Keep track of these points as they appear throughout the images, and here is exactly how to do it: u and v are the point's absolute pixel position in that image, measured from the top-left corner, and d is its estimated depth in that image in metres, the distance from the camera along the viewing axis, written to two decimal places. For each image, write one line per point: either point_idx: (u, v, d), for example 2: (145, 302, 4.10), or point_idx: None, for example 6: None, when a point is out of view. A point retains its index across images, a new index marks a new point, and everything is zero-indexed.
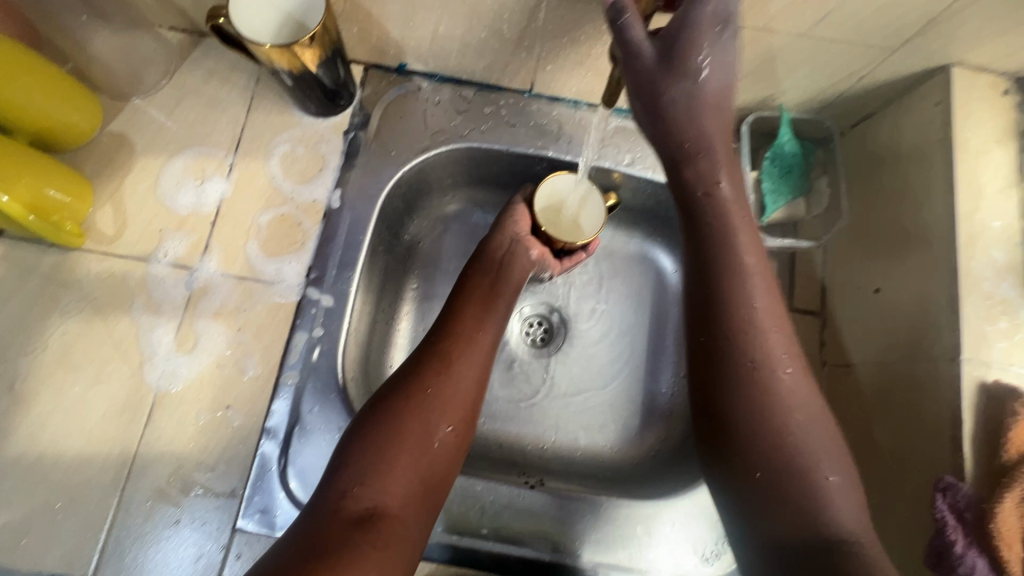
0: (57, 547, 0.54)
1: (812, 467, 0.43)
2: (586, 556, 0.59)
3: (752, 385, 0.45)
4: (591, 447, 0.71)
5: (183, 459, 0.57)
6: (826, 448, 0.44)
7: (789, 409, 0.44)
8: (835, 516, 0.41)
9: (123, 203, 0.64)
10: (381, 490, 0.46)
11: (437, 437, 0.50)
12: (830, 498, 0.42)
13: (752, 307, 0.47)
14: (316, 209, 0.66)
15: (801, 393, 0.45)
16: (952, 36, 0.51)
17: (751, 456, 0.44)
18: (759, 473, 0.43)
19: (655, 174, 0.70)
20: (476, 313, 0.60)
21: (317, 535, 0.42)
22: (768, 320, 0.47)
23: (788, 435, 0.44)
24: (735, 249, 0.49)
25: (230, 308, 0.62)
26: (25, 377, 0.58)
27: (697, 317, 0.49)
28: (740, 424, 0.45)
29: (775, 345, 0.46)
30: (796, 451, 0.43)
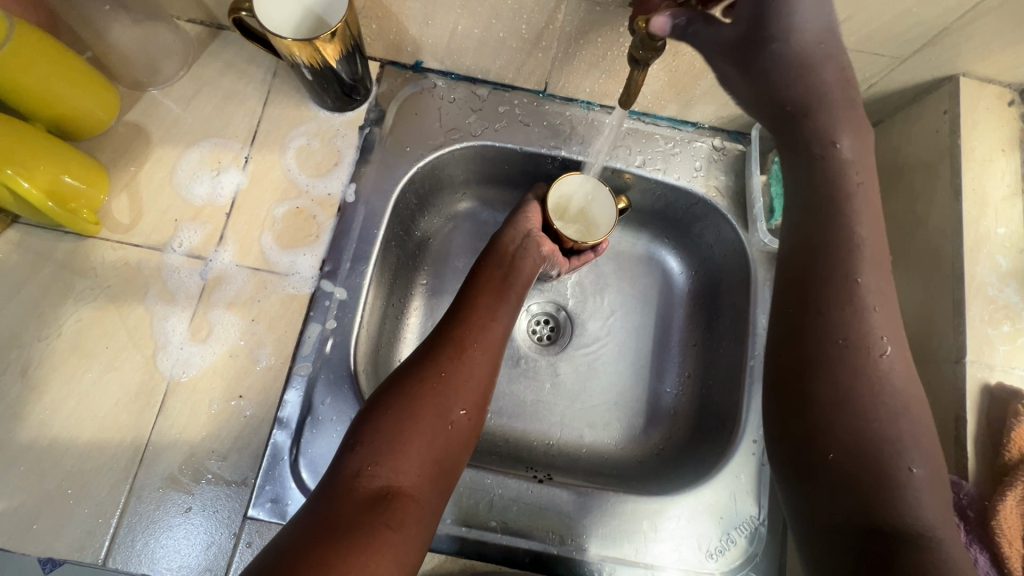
0: (67, 533, 0.55)
1: (893, 456, 0.42)
2: (592, 550, 0.60)
3: (844, 365, 0.44)
4: (596, 444, 0.72)
5: (195, 447, 0.58)
6: (915, 439, 0.43)
7: (881, 394, 0.44)
8: (915, 507, 0.41)
9: (138, 192, 0.65)
10: (394, 470, 0.47)
11: (451, 420, 0.51)
12: (910, 489, 0.41)
13: (859, 286, 0.45)
14: (331, 202, 0.66)
15: (895, 378, 0.44)
16: (962, 46, 0.53)
17: (831, 436, 0.44)
18: (833, 454, 0.43)
19: (665, 176, 0.71)
20: (489, 302, 0.61)
21: (331, 511, 0.43)
22: (875, 299, 0.46)
23: (870, 419, 0.43)
24: (848, 222, 0.47)
25: (244, 298, 0.62)
26: (38, 362, 0.59)
27: (797, 291, 0.48)
28: (822, 403, 0.44)
29: (875, 325, 0.45)
30: (879, 437, 0.43)
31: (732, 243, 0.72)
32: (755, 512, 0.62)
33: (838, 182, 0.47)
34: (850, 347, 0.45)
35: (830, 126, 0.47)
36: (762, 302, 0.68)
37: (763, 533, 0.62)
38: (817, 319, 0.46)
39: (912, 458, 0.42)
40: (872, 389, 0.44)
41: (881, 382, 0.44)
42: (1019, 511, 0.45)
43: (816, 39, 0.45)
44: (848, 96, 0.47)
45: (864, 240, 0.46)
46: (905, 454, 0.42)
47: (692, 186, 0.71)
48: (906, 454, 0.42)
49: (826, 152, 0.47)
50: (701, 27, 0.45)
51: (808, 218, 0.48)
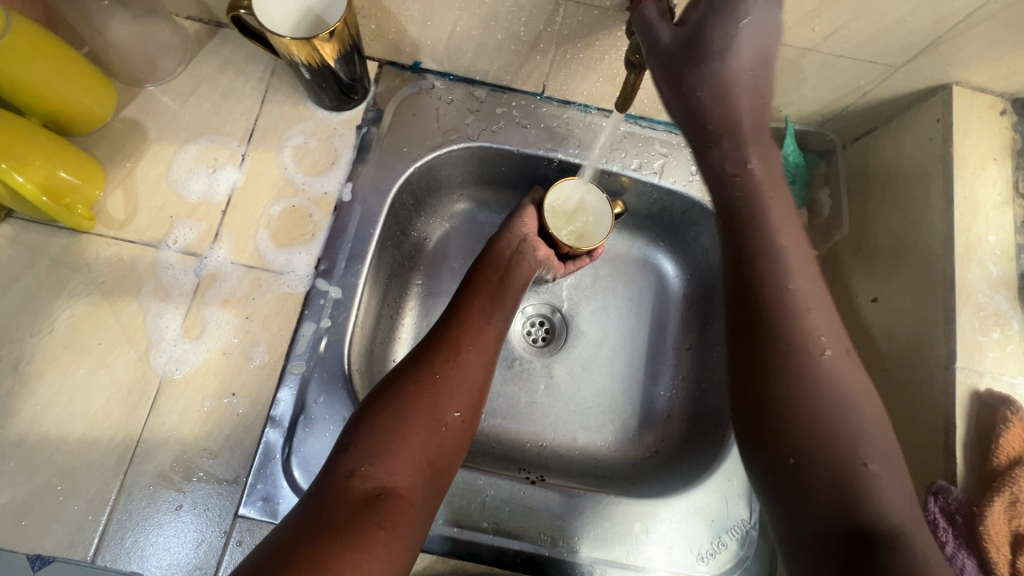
0: (56, 529, 0.54)
1: (848, 454, 0.41)
2: (584, 552, 0.60)
3: (787, 368, 0.43)
4: (589, 446, 0.72)
5: (187, 444, 0.57)
6: (868, 434, 0.42)
7: (831, 394, 0.43)
8: (880, 505, 0.40)
9: (134, 188, 0.65)
10: (389, 471, 0.47)
11: (445, 421, 0.51)
12: (869, 486, 0.41)
13: (790, 286, 0.45)
14: (327, 201, 0.66)
15: (842, 375, 0.44)
16: (954, 56, 0.53)
17: (787, 440, 0.43)
18: (793, 459, 0.43)
19: (662, 180, 0.72)
20: (484, 304, 0.61)
21: (325, 511, 0.43)
22: (807, 299, 0.45)
23: (822, 418, 0.42)
24: (768, 228, 0.47)
25: (238, 296, 0.62)
26: (30, 358, 0.58)
27: (733, 298, 0.47)
28: (774, 408, 0.43)
29: (811, 326, 0.44)
30: (834, 436, 0.42)
31: (727, 248, 0.72)
32: (746, 515, 0.62)
33: (752, 191, 0.47)
34: (796, 348, 0.44)
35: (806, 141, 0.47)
36: None
37: (754, 536, 0.62)
38: (757, 324, 0.45)
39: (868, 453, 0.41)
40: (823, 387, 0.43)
41: (828, 380, 0.43)
42: (1008, 519, 0.45)
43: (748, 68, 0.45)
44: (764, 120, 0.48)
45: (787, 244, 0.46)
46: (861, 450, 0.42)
47: (688, 191, 0.72)
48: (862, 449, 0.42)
49: (740, 172, 0.47)
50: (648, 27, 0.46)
51: (727, 228, 0.48)
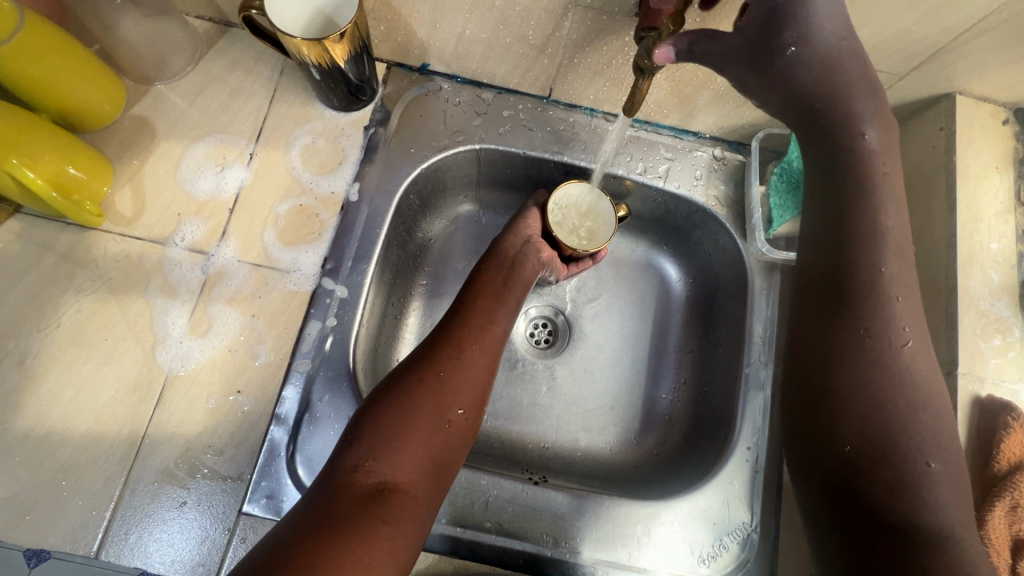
0: (60, 524, 0.54)
1: (910, 450, 0.44)
2: (586, 553, 0.60)
3: (865, 354, 0.47)
4: (591, 448, 0.73)
5: (192, 441, 0.58)
6: (932, 432, 0.45)
7: (903, 385, 0.46)
8: (928, 500, 0.43)
9: (142, 185, 0.65)
10: (392, 466, 0.47)
11: (448, 418, 0.52)
12: (925, 484, 0.43)
13: (886, 286, 0.48)
14: (334, 200, 0.67)
15: (917, 368, 0.47)
16: (958, 66, 0.54)
17: (846, 426, 0.46)
18: (849, 446, 0.46)
19: (666, 184, 0.72)
20: (488, 304, 0.61)
21: (329, 504, 0.43)
22: (897, 291, 0.48)
23: (892, 416, 0.45)
24: (874, 217, 0.49)
25: (245, 294, 0.62)
26: (35, 353, 0.58)
27: (830, 294, 0.50)
28: (842, 393, 0.47)
29: (897, 317, 0.48)
30: (895, 434, 0.45)
31: (730, 252, 0.73)
32: (747, 518, 0.63)
33: (866, 181, 0.49)
34: (881, 350, 0.47)
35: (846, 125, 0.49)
36: (758, 311, 0.69)
37: (755, 540, 0.62)
38: (852, 319, 0.48)
39: (928, 455, 0.44)
40: (898, 386, 0.46)
41: (907, 380, 0.46)
42: (1007, 523, 0.46)
43: (838, 38, 0.47)
44: (873, 92, 0.49)
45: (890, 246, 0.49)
46: (922, 451, 0.44)
47: (692, 195, 0.72)
48: (923, 450, 0.44)
49: (855, 146, 0.50)
50: (705, 43, 0.46)
51: (833, 214, 0.51)
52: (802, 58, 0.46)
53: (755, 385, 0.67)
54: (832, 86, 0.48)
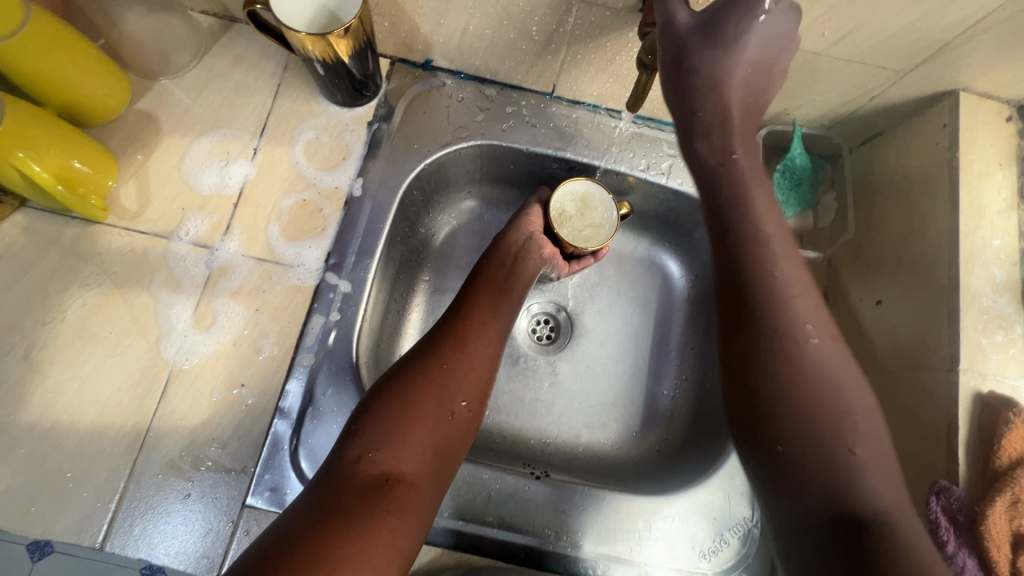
0: (66, 516, 0.55)
1: (837, 442, 0.41)
2: (588, 547, 0.60)
3: (773, 354, 0.44)
4: (592, 444, 0.73)
5: (196, 434, 0.58)
6: (858, 422, 0.42)
7: (820, 380, 0.43)
8: (869, 491, 0.39)
9: (147, 180, 0.65)
10: (397, 457, 0.47)
11: (452, 411, 0.52)
12: (855, 470, 0.40)
13: (781, 284, 0.46)
14: (337, 195, 0.67)
15: (829, 361, 0.44)
16: (962, 62, 0.54)
17: (774, 429, 0.43)
18: (780, 447, 0.42)
19: (669, 181, 0.72)
20: (491, 298, 0.62)
21: (334, 494, 0.44)
22: (793, 287, 0.46)
23: (814, 405, 0.42)
24: (755, 215, 0.48)
25: (249, 288, 0.63)
26: (41, 346, 0.59)
27: (725, 291, 0.48)
28: (763, 395, 0.44)
29: (798, 313, 0.45)
30: (817, 421, 0.42)
31: None
32: (749, 514, 0.63)
33: (742, 183, 0.49)
34: (785, 337, 0.44)
35: (726, 144, 0.50)
36: None
37: (756, 535, 0.63)
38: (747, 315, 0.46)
39: (854, 438, 0.41)
40: (809, 371, 0.43)
41: (820, 363, 0.43)
42: (1008, 518, 0.45)
43: (744, 69, 0.49)
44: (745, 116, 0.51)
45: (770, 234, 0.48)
46: (846, 436, 0.41)
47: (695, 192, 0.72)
48: (851, 433, 0.41)
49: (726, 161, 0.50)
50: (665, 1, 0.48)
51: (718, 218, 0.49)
52: (704, 82, 0.49)
53: None
54: (714, 109, 0.50)
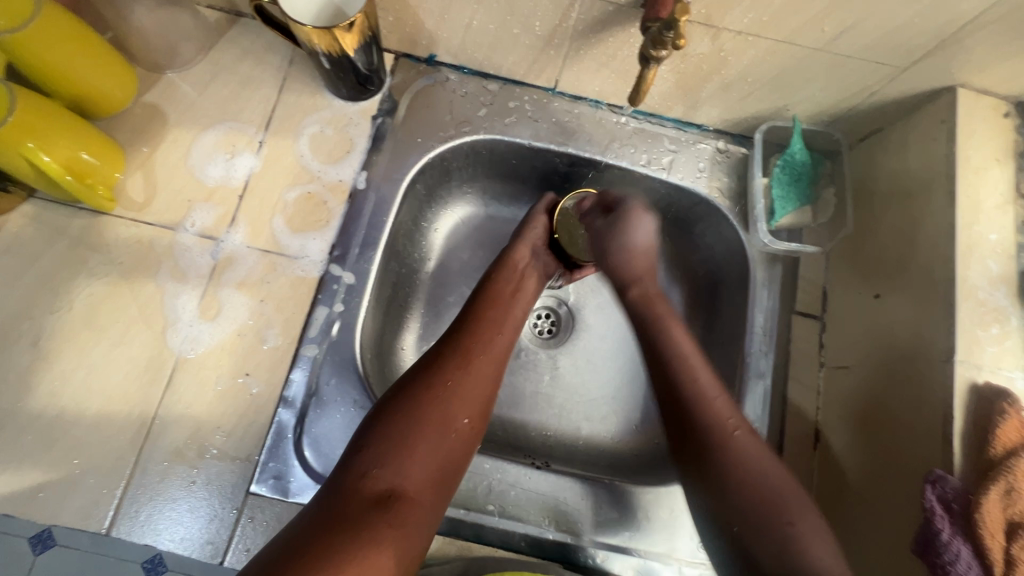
0: (73, 502, 0.55)
1: (781, 519, 0.47)
2: (588, 536, 0.61)
3: (706, 447, 0.52)
4: (593, 436, 0.73)
5: (202, 422, 0.59)
6: (794, 499, 0.49)
7: (755, 467, 0.50)
8: (813, 554, 0.45)
9: (153, 171, 0.66)
10: (400, 473, 0.48)
11: (455, 427, 0.52)
12: (801, 546, 0.46)
13: (701, 382, 0.55)
14: (342, 188, 0.68)
15: (756, 448, 0.51)
16: (960, 58, 0.55)
17: (727, 511, 0.49)
18: (736, 526, 0.49)
19: (670, 176, 0.73)
20: (497, 315, 0.62)
21: (336, 510, 0.44)
22: (713, 387, 0.55)
23: (757, 494, 0.49)
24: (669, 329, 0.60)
25: (254, 279, 0.63)
26: (49, 334, 0.60)
27: (666, 403, 0.56)
28: (711, 482, 0.51)
29: (721, 407, 0.53)
30: (764, 510, 0.48)
31: (732, 243, 0.73)
32: None
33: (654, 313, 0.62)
34: (718, 440, 0.51)
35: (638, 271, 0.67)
36: (760, 302, 0.70)
37: None
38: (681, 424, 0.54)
39: (792, 514, 0.48)
40: (742, 469, 0.50)
41: (750, 458, 0.51)
42: (1003, 506, 0.45)
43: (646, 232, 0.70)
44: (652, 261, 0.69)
45: (690, 358, 0.57)
46: (784, 511, 0.48)
47: (696, 187, 0.73)
48: (788, 511, 0.48)
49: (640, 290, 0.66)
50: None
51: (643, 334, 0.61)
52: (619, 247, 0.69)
53: (756, 374, 0.67)
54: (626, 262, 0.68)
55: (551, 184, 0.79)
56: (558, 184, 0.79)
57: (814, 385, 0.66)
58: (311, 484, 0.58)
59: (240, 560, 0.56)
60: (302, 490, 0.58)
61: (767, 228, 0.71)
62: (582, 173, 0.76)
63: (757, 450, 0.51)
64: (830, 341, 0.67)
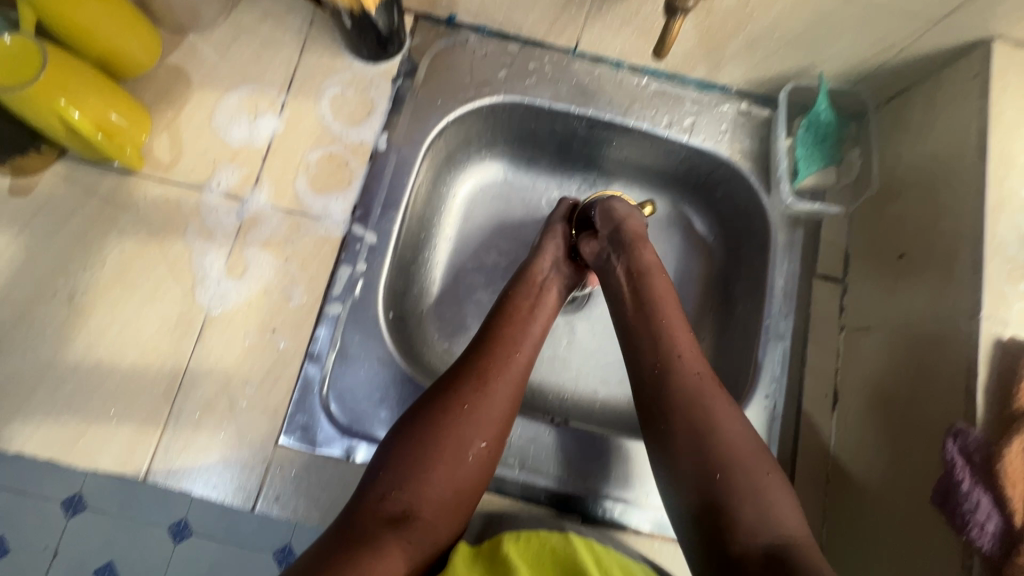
0: (111, 449, 0.58)
1: (752, 477, 0.51)
2: (605, 491, 0.62)
3: (683, 408, 0.54)
4: (610, 399, 0.74)
5: (231, 375, 0.61)
6: (758, 460, 0.52)
7: (724, 427, 0.53)
8: (780, 517, 0.49)
9: (179, 133, 0.67)
10: (417, 496, 0.50)
11: (469, 451, 0.52)
12: (767, 502, 0.50)
13: (677, 351, 0.58)
14: (363, 149, 0.68)
15: (727, 413, 0.54)
16: (997, 7, 0.53)
17: (700, 466, 0.52)
18: (715, 478, 0.51)
19: (691, 138, 0.72)
20: (512, 334, 0.60)
21: (357, 527, 0.48)
22: (690, 354, 0.58)
23: (728, 452, 0.52)
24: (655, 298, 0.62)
25: (278, 238, 0.65)
26: (83, 290, 0.61)
27: (637, 372, 0.59)
28: (684, 439, 0.53)
29: (695, 373, 0.57)
30: (733, 470, 0.51)
31: (753, 205, 0.73)
32: None
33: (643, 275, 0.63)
34: (694, 411, 0.54)
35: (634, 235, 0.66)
36: (780, 265, 0.69)
37: None
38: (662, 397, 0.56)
39: (758, 472, 0.51)
40: (715, 433, 0.53)
41: (722, 420, 0.54)
42: None
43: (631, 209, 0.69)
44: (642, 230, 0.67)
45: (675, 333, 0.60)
46: (754, 470, 0.51)
47: (717, 149, 0.72)
48: (755, 467, 0.51)
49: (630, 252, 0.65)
50: None
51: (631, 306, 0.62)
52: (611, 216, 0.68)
53: (775, 336, 0.67)
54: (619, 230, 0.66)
55: (569, 149, 0.79)
56: (577, 149, 0.79)
57: (834, 348, 0.66)
58: (337, 436, 0.60)
59: (270, 507, 0.58)
60: (328, 441, 0.59)
61: (791, 188, 0.70)
62: (602, 136, 0.76)
63: (730, 419, 0.54)
64: (851, 305, 0.67)
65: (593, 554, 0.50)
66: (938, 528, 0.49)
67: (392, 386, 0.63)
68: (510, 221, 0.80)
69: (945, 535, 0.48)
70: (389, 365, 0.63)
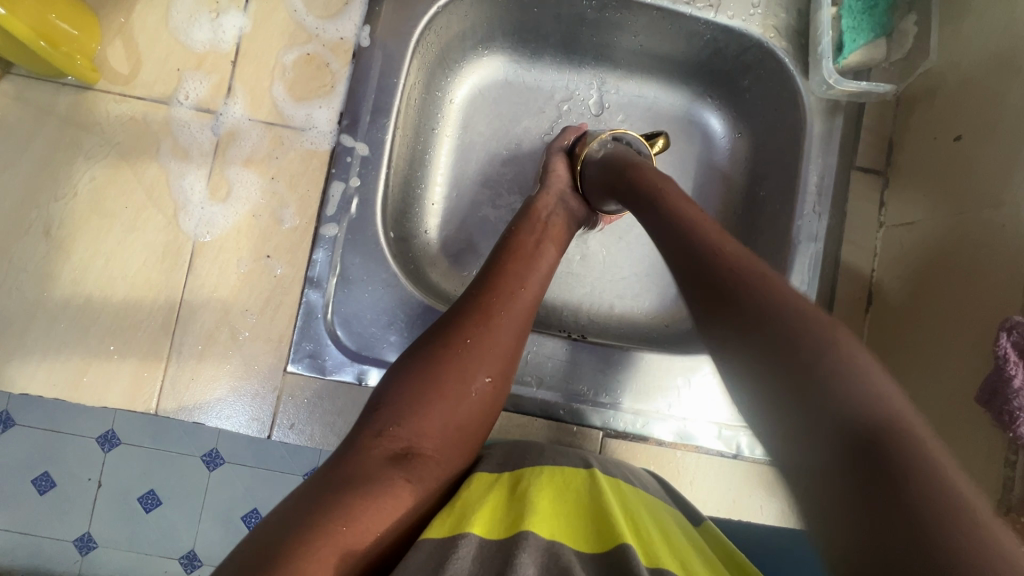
0: (116, 387, 0.55)
1: (815, 348, 0.31)
2: (627, 405, 0.60)
3: (727, 269, 0.38)
4: (626, 313, 0.71)
5: (230, 305, 0.57)
6: (793, 304, 0.34)
7: (780, 292, 0.35)
8: (885, 396, 0.28)
9: (134, 38, 0.59)
10: (417, 432, 0.44)
11: (473, 387, 0.47)
12: (852, 384, 0.29)
13: (694, 220, 0.44)
14: (344, 48, 0.61)
15: (790, 297, 0.35)
16: None
17: (759, 319, 0.34)
18: (758, 333, 0.34)
19: (718, 15, 0.63)
20: (518, 269, 0.54)
21: (350, 465, 0.41)
22: (708, 224, 0.44)
23: (788, 319, 0.33)
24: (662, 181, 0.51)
25: (261, 155, 0.59)
26: (60, 223, 0.57)
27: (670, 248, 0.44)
28: (758, 323, 0.34)
29: (708, 227, 0.43)
30: (801, 342, 0.31)
31: (785, 91, 0.64)
32: None
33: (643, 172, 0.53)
34: (743, 274, 0.37)
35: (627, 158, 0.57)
36: (814, 158, 0.62)
37: None
38: (722, 301, 0.37)
39: (834, 334, 0.31)
40: (794, 320, 0.33)
41: (784, 293, 0.35)
42: None
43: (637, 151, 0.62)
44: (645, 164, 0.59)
45: (704, 231, 0.43)
46: (817, 343, 0.31)
47: (748, 27, 0.63)
48: (826, 336, 0.31)
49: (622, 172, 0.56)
50: None
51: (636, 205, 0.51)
52: (612, 155, 0.60)
53: (807, 237, 0.61)
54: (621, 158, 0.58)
55: (576, 38, 0.70)
56: (584, 36, 0.70)
57: (870, 247, 0.61)
58: (347, 361, 0.58)
59: (287, 434, 0.56)
60: (338, 367, 0.57)
61: (835, 67, 0.61)
62: (613, 19, 0.66)
63: (819, 317, 0.33)
64: (893, 197, 0.61)
65: (624, 503, 0.44)
66: (983, 422, 0.46)
67: (399, 308, 0.59)
68: (514, 128, 0.73)
69: (989, 430, 0.45)
70: (394, 287, 0.59)
